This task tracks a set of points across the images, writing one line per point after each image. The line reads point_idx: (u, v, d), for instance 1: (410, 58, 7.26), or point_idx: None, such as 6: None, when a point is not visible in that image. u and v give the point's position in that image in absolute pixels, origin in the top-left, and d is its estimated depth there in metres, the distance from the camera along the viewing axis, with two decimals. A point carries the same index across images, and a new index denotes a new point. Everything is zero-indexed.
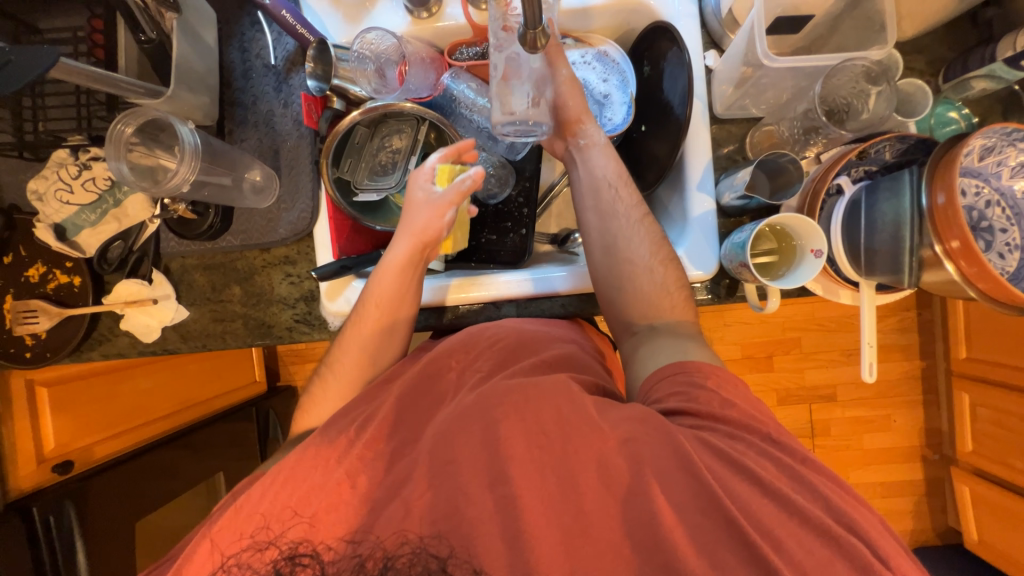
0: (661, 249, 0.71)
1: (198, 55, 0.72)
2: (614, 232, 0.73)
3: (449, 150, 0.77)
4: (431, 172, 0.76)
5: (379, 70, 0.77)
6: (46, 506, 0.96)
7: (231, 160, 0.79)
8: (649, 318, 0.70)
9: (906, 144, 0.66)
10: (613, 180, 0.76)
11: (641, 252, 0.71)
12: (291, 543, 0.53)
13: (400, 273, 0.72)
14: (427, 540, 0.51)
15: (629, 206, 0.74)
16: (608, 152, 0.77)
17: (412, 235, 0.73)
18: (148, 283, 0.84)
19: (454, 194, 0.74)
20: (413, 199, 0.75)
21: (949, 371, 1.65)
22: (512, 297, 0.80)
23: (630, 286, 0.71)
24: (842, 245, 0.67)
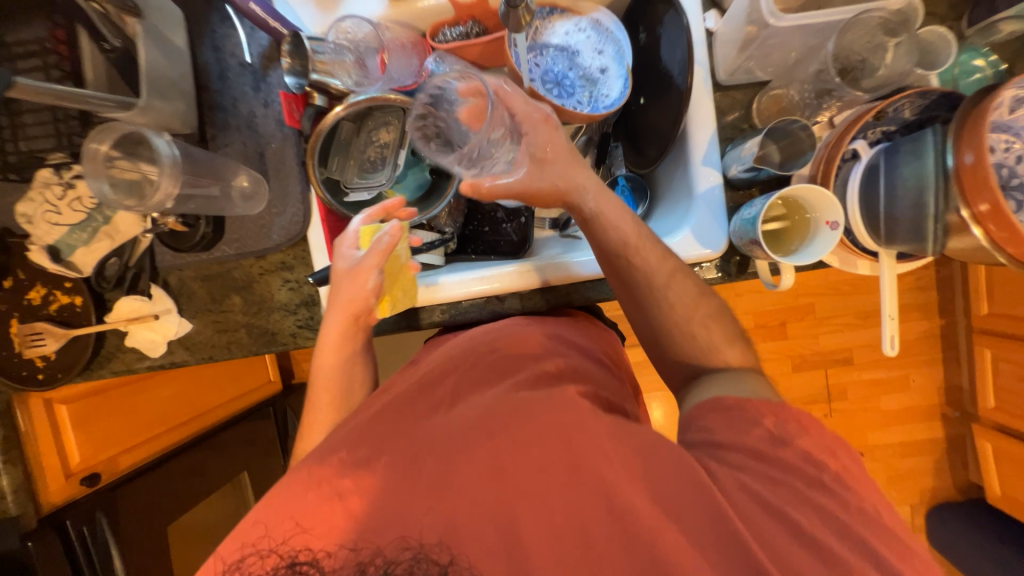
0: (701, 304, 0.67)
1: (168, 58, 0.68)
2: (643, 298, 0.68)
3: (373, 211, 0.72)
4: (355, 236, 0.71)
5: (358, 61, 0.73)
6: (78, 518, 0.99)
7: (216, 168, 0.76)
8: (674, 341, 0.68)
9: (928, 100, 0.61)
10: (632, 243, 0.67)
11: (681, 311, 0.67)
12: (292, 551, 0.51)
13: (336, 353, 0.71)
14: (429, 546, 0.50)
15: (653, 273, 0.67)
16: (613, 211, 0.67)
17: (342, 308, 0.69)
18: (148, 298, 0.84)
19: (376, 256, 0.66)
20: (341, 268, 0.69)
21: (970, 328, 1.61)
22: (509, 289, 0.78)
23: (674, 339, 0.68)
24: (860, 215, 0.62)
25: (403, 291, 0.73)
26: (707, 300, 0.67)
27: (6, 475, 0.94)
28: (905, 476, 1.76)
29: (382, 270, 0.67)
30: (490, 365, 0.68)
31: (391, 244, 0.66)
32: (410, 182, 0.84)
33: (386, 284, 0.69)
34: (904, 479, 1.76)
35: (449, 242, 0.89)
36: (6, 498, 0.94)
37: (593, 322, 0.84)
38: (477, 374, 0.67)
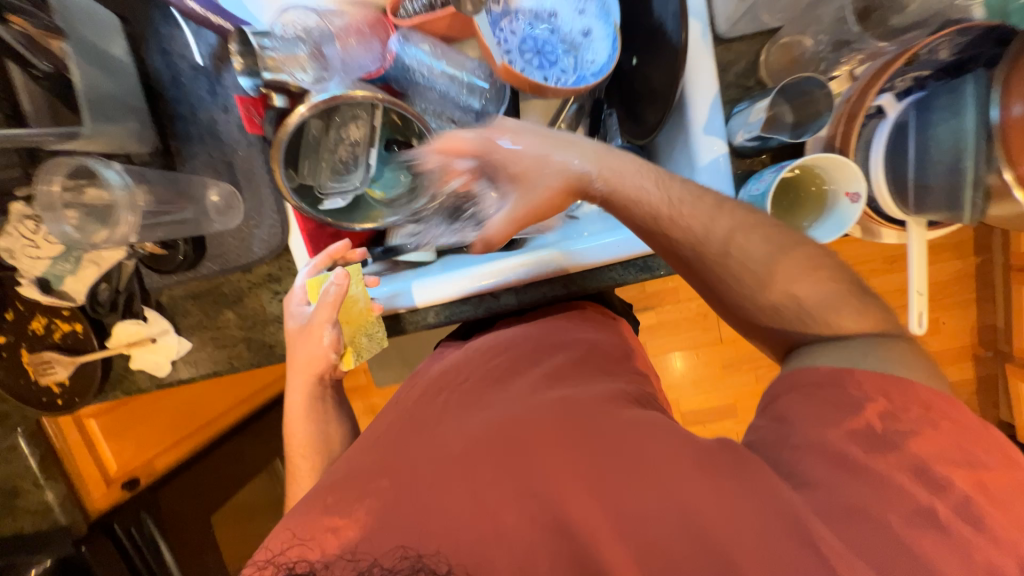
0: (786, 259, 0.56)
1: (110, 75, 0.63)
2: (707, 268, 0.58)
3: (317, 262, 0.74)
4: (303, 292, 0.73)
5: (315, 51, 0.66)
6: (125, 521, 1.13)
7: (183, 187, 0.73)
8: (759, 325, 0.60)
9: (969, 38, 0.51)
10: (667, 212, 0.56)
11: (754, 274, 0.57)
12: (288, 563, 0.48)
13: (308, 413, 0.76)
14: (428, 556, 0.46)
15: (705, 241, 0.56)
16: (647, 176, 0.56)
17: (305, 369, 0.73)
18: (144, 321, 0.83)
19: (327, 310, 0.68)
20: (295, 328, 0.73)
21: (1007, 265, 1.50)
22: (449, 300, 0.77)
23: (747, 307, 0.59)
24: (883, 180, 0.55)
25: (365, 335, 0.75)
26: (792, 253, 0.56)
27: (50, 490, 1.03)
28: None
29: (334, 321, 0.69)
30: (489, 369, 0.66)
31: (340, 293, 0.67)
32: (388, 179, 0.78)
33: (341, 334, 0.72)
34: None
35: None
36: (54, 510, 1.03)
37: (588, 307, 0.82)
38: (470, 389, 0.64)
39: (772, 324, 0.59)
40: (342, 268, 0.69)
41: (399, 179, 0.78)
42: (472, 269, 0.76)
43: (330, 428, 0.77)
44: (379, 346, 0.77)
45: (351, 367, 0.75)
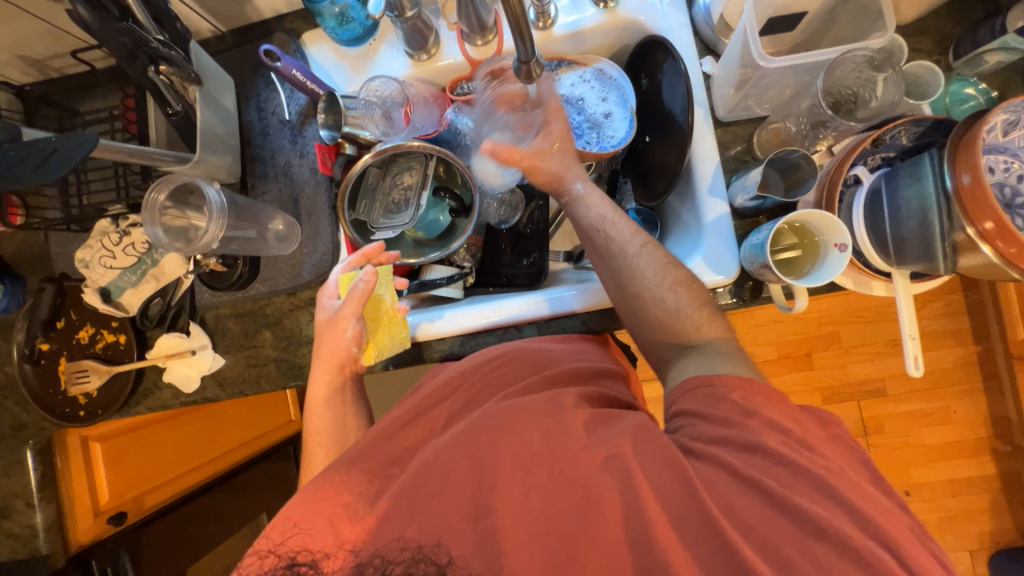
0: (670, 270, 0.68)
1: (219, 119, 0.77)
2: (621, 269, 0.70)
3: (351, 259, 0.79)
4: (335, 286, 0.79)
5: (385, 114, 0.82)
6: (103, 558, 1.04)
7: (255, 214, 0.84)
8: (653, 325, 0.67)
9: (922, 127, 0.64)
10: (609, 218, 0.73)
11: (650, 277, 0.68)
12: (291, 552, 0.55)
13: (326, 401, 0.80)
14: (427, 547, 0.52)
15: (627, 242, 0.70)
16: (592, 196, 0.74)
17: (326, 358, 0.78)
18: (187, 335, 0.89)
19: (353, 304, 0.73)
20: (323, 318, 0.78)
21: (1008, 355, 1.53)
22: (468, 329, 0.83)
23: (644, 314, 0.68)
24: (867, 237, 0.64)
25: (388, 333, 0.79)
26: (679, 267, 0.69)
27: (40, 512, 0.95)
28: (957, 518, 1.63)
29: (357, 314, 0.74)
30: (491, 379, 0.71)
31: (366, 290, 0.72)
32: (431, 221, 0.89)
33: (363, 329, 0.77)
34: (956, 520, 1.63)
35: (468, 276, 0.92)
36: (39, 536, 0.95)
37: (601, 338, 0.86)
38: (476, 399, 0.69)
39: (663, 337, 0.67)
40: (371, 266, 0.75)
41: (439, 220, 0.89)
42: (492, 303, 0.83)
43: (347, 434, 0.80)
44: (403, 345, 0.80)
45: (371, 362, 0.78)
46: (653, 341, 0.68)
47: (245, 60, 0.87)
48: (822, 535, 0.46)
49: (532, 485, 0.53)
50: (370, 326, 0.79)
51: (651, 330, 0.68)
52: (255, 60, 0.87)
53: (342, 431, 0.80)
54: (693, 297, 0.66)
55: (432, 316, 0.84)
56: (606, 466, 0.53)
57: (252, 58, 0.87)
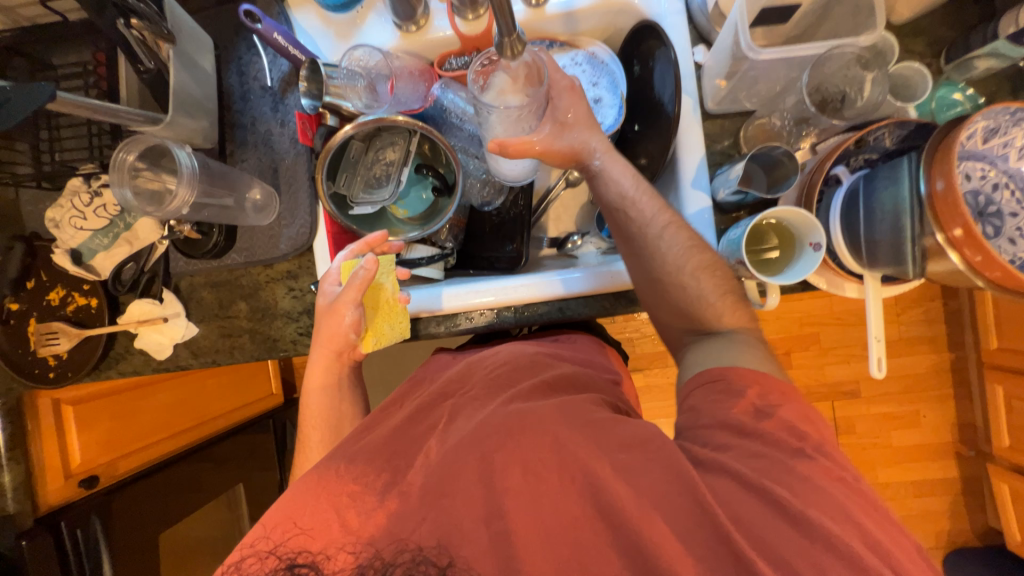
0: (694, 255, 0.67)
1: (196, 81, 0.75)
2: (642, 249, 0.69)
3: (356, 245, 0.79)
4: (337, 272, 0.79)
5: (369, 85, 0.79)
6: (75, 519, 1.01)
7: (231, 181, 0.81)
8: (670, 305, 0.69)
9: (907, 130, 0.64)
10: (630, 196, 0.69)
11: (672, 261, 0.67)
12: (291, 553, 0.54)
13: (323, 390, 0.81)
14: (428, 548, 0.52)
15: (648, 223, 0.69)
16: (621, 166, 0.70)
17: (325, 343, 0.78)
18: (160, 302, 0.88)
19: (353, 291, 0.74)
20: (323, 304, 0.78)
21: (980, 363, 1.57)
22: (464, 308, 0.83)
23: (669, 297, 0.69)
24: (842, 239, 0.65)
25: (388, 323, 0.79)
26: (703, 250, 0.68)
27: (8, 472, 0.95)
28: (919, 518, 1.68)
29: (357, 302, 0.74)
30: (490, 378, 0.72)
31: (366, 278, 0.73)
32: (413, 198, 0.88)
33: (362, 317, 0.77)
34: (918, 520, 1.69)
35: (449, 257, 0.93)
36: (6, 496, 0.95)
37: (586, 338, 0.87)
38: (479, 395, 0.70)
39: (678, 319, 0.69)
40: (373, 254, 0.75)
41: (421, 198, 0.88)
42: (492, 283, 0.83)
43: (341, 422, 0.82)
44: (400, 336, 0.81)
45: (368, 350, 0.79)
46: (672, 322, 0.71)
47: (226, 20, 0.84)
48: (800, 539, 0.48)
49: None
50: (369, 314, 0.79)
51: (666, 310, 0.70)
52: (237, 22, 0.84)
53: (337, 418, 0.82)
54: (715, 281, 0.67)
55: (433, 296, 0.84)
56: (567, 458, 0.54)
57: (234, 18, 0.84)
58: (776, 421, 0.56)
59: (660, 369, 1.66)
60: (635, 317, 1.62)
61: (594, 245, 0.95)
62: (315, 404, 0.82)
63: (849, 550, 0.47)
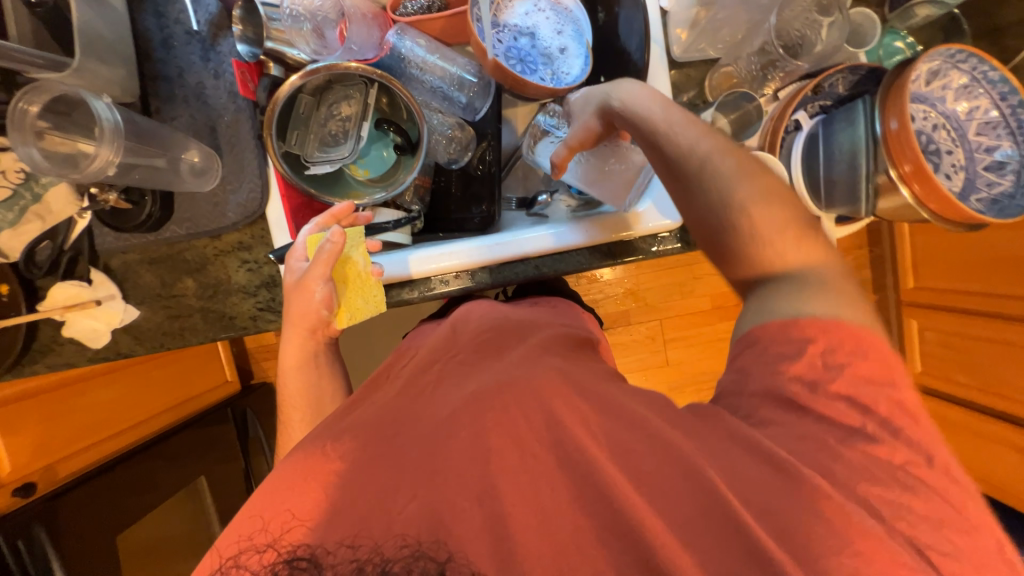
0: (754, 178, 0.59)
1: (103, 20, 0.64)
2: (693, 186, 0.60)
3: (321, 218, 0.74)
4: (302, 246, 0.73)
5: (316, 30, 0.71)
6: (14, 531, 0.91)
7: (161, 139, 0.72)
8: (736, 251, 0.60)
9: (858, 75, 0.67)
10: (662, 129, 0.61)
11: (729, 195, 0.59)
12: (292, 547, 0.47)
13: (297, 367, 0.76)
14: (427, 543, 0.46)
15: (692, 151, 0.60)
16: (647, 94, 0.63)
17: (295, 322, 0.73)
18: (88, 283, 0.78)
19: (322, 265, 0.69)
20: (291, 281, 0.72)
21: (899, 301, 1.76)
22: (444, 271, 0.80)
23: (725, 234, 0.60)
24: (803, 178, 0.65)
25: (363, 298, 0.74)
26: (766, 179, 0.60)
27: None
28: None
29: (326, 277, 0.70)
30: (476, 344, 0.71)
31: (334, 251, 0.68)
32: (373, 157, 0.83)
33: (334, 293, 0.72)
34: None
35: (417, 221, 0.88)
36: None
37: (567, 304, 0.87)
38: (464, 364, 0.67)
39: (749, 265, 0.60)
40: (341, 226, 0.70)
41: (383, 157, 0.83)
42: (470, 244, 0.81)
43: (323, 399, 0.77)
44: (376, 312, 0.76)
45: (344, 327, 0.74)
46: (749, 264, 0.60)
47: None
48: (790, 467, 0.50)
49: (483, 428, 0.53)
50: (341, 289, 0.74)
51: (734, 257, 0.60)
52: None
53: (318, 398, 0.77)
54: (784, 216, 0.58)
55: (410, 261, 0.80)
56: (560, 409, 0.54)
57: None
58: (808, 354, 0.52)
59: (624, 327, 1.73)
60: (598, 280, 1.67)
61: (563, 203, 0.93)
62: (289, 387, 0.77)
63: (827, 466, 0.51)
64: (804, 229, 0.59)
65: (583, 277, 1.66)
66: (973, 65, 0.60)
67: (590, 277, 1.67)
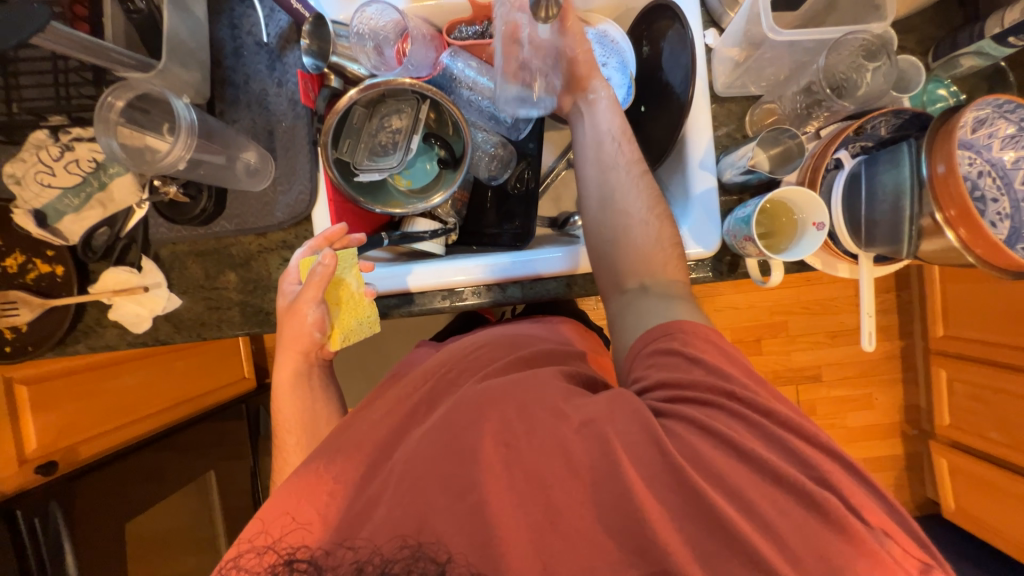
0: (656, 206, 0.70)
1: (189, 30, 0.69)
2: (615, 181, 0.70)
3: (310, 244, 0.77)
4: (295, 271, 0.77)
5: (377, 48, 0.76)
6: (31, 508, 0.93)
7: (225, 140, 0.76)
8: (625, 243, 0.69)
9: (902, 119, 0.67)
10: (614, 137, 0.72)
11: (635, 200, 0.69)
12: (290, 548, 0.53)
13: (291, 388, 0.78)
14: (427, 544, 0.50)
15: (626, 159, 0.71)
16: (614, 111, 0.74)
17: (289, 343, 0.75)
18: (138, 271, 0.81)
19: (313, 288, 0.72)
20: (283, 305, 0.76)
21: (927, 350, 1.71)
22: (430, 287, 0.82)
23: (618, 231, 0.70)
24: (843, 220, 0.68)
25: (354, 319, 0.77)
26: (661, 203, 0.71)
27: None
28: None
29: (318, 299, 0.72)
30: (460, 361, 0.71)
31: (326, 273, 0.70)
32: (418, 169, 0.86)
33: (324, 315, 0.75)
34: None
35: (451, 233, 0.91)
36: None
37: (563, 322, 0.88)
38: (450, 379, 0.68)
39: (626, 258, 0.68)
40: (332, 249, 0.73)
41: (427, 169, 0.86)
42: (451, 262, 0.82)
43: (319, 411, 0.78)
44: (369, 332, 0.78)
45: (336, 348, 0.77)
46: (622, 265, 0.69)
47: None
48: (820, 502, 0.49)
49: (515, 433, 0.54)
50: (333, 311, 0.77)
51: (620, 249, 0.69)
52: None
53: (313, 422, 0.77)
54: (668, 232, 0.70)
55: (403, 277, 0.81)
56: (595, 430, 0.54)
57: None
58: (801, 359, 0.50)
59: None
60: None
61: None
62: (290, 409, 0.77)
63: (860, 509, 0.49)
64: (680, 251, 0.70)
65: None
66: (1021, 116, 0.61)
67: None
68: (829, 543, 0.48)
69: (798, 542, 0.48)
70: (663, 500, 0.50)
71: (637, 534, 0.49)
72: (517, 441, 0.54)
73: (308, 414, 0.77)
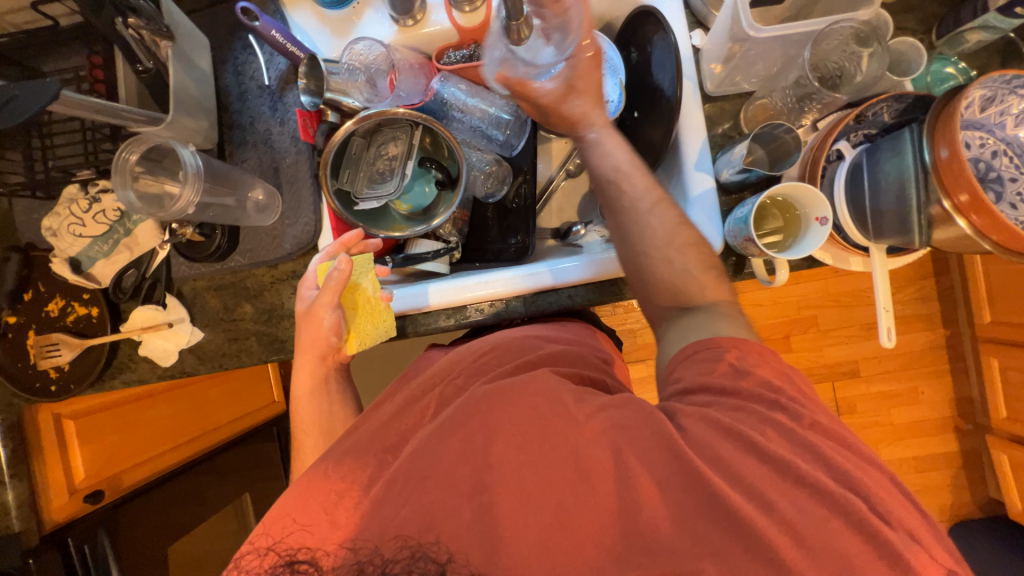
0: (681, 231, 0.68)
1: (194, 81, 0.74)
2: (629, 224, 0.70)
3: (329, 250, 0.79)
4: (313, 276, 0.79)
5: (369, 80, 0.80)
6: (80, 535, 0.99)
7: (234, 180, 0.81)
8: (654, 283, 0.69)
9: (904, 104, 0.65)
10: (624, 170, 0.72)
11: (660, 235, 0.68)
12: (291, 550, 0.53)
13: (312, 398, 0.80)
14: (427, 544, 0.50)
15: (639, 197, 0.70)
16: (614, 142, 0.73)
17: (306, 348, 0.77)
18: (163, 308, 0.86)
19: (329, 293, 0.73)
20: (301, 310, 0.78)
21: (975, 338, 1.60)
22: (446, 304, 0.83)
23: (643, 270, 0.70)
24: (847, 212, 0.65)
25: (373, 324, 0.78)
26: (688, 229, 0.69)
27: (11, 489, 0.91)
28: (923, 493, 1.70)
29: (334, 304, 0.74)
30: (471, 365, 0.71)
31: (342, 279, 0.72)
32: (416, 193, 0.88)
33: (341, 320, 0.76)
34: (923, 496, 1.71)
35: (454, 252, 0.92)
36: (8, 515, 0.90)
37: (582, 325, 0.88)
38: (459, 383, 0.69)
39: (663, 299, 0.69)
40: (347, 255, 0.74)
41: (425, 192, 0.88)
42: (464, 278, 0.84)
43: (335, 421, 0.80)
44: (385, 335, 0.80)
45: (353, 352, 0.79)
46: (657, 300, 0.69)
47: (221, 21, 0.84)
48: (836, 510, 0.47)
49: (513, 442, 0.54)
50: (350, 315, 0.78)
51: (653, 290, 0.69)
52: (232, 22, 0.83)
53: (330, 422, 0.80)
54: (700, 259, 0.68)
55: (425, 289, 0.83)
56: (597, 441, 0.54)
57: (228, 18, 0.84)
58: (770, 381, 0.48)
59: None
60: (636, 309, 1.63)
61: (598, 233, 0.95)
62: (309, 417, 0.80)
63: (882, 518, 0.47)
64: (727, 282, 0.69)
65: (620, 307, 1.64)
66: None
67: (627, 306, 1.64)
68: (849, 553, 0.45)
69: (814, 554, 0.46)
70: (664, 499, 0.50)
71: (645, 547, 0.48)
72: (520, 442, 0.54)
73: (323, 437, 0.79)
